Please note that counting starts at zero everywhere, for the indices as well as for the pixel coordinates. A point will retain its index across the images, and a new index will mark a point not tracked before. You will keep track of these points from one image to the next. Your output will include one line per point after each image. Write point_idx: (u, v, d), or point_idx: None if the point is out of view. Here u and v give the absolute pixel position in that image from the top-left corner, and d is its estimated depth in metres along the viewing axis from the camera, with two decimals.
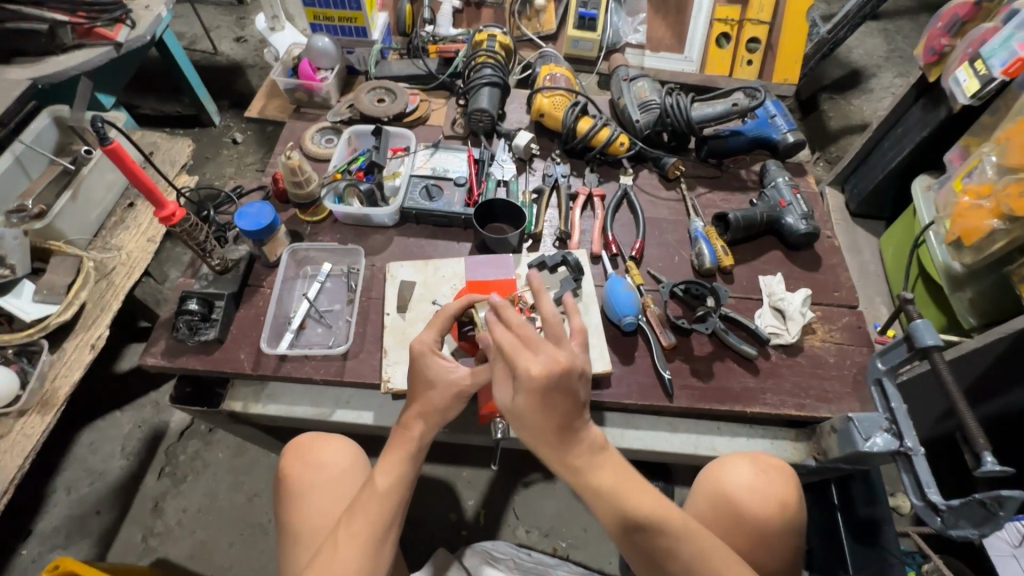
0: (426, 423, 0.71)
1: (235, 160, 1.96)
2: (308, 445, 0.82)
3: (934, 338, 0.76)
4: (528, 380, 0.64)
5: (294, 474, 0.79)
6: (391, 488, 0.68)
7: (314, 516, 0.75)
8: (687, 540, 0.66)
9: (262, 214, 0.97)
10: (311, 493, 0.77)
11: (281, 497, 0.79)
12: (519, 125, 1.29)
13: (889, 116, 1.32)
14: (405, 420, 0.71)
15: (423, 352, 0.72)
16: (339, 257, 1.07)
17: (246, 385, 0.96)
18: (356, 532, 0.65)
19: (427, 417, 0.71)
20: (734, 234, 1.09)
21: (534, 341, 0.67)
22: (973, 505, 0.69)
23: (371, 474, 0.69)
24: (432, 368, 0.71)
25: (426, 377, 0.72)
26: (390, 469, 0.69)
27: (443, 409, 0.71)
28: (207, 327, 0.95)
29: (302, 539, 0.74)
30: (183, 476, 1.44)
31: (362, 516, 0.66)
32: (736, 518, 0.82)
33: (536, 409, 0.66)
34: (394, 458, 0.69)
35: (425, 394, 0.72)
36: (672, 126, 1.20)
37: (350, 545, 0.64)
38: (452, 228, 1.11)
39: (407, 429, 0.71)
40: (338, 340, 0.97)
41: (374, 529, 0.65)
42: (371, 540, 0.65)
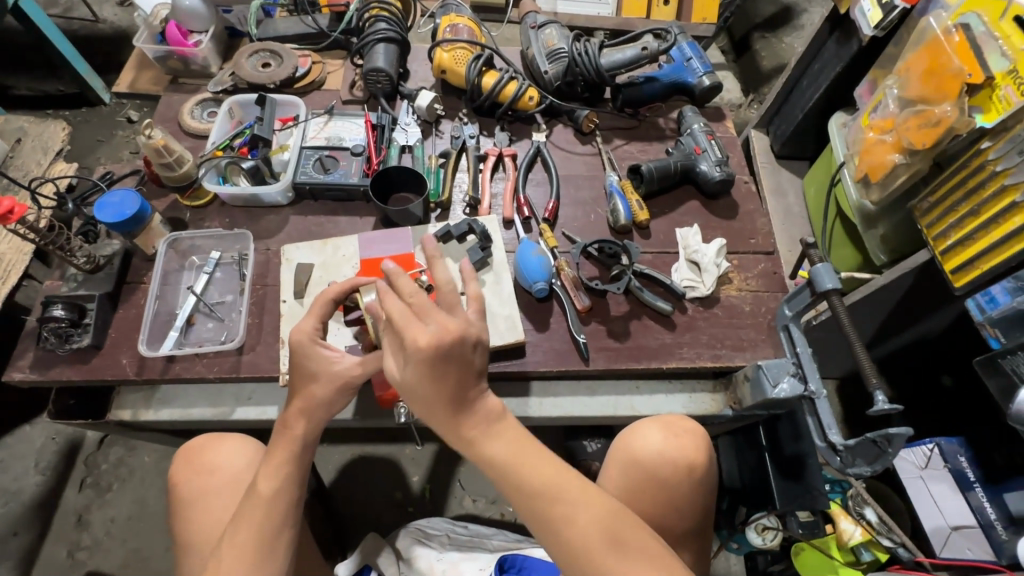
0: (310, 421, 0.65)
1: (132, 141, 1.79)
2: (197, 447, 0.74)
3: (834, 281, 0.77)
4: (416, 351, 0.60)
5: (185, 480, 0.71)
6: (276, 493, 0.63)
7: (207, 524, 0.69)
8: (591, 509, 0.63)
9: (126, 202, 0.87)
10: (199, 501, 0.70)
11: (170, 506, 0.72)
12: (423, 84, 1.19)
13: (805, 53, 1.28)
14: (286, 419, 0.65)
15: (303, 343, 0.64)
16: (228, 243, 0.98)
17: (135, 391, 0.88)
18: (240, 542, 0.61)
19: (310, 414, 0.65)
20: (649, 186, 1.06)
21: (425, 307, 0.63)
22: (866, 444, 0.70)
23: (254, 480, 0.64)
24: (314, 360, 0.65)
25: (305, 371, 0.65)
26: (273, 474, 0.64)
27: (327, 403, 0.65)
28: (80, 333, 0.86)
29: (195, 552, 0.68)
30: (108, 485, 1.36)
31: (246, 527, 0.62)
32: (649, 481, 0.80)
33: (427, 382, 0.62)
34: (278, 461, 0.64)
35: (307, 389, 0.65)
36: (582, 76, 1.13)
37: (235, 558, 0.61)
38: (354, 202, 1.04)
39: (290, 428, 0.65)
40: (231, 334, 0.90)
41: (259, 538, 0.61)
42: (257, 550, 0.61)
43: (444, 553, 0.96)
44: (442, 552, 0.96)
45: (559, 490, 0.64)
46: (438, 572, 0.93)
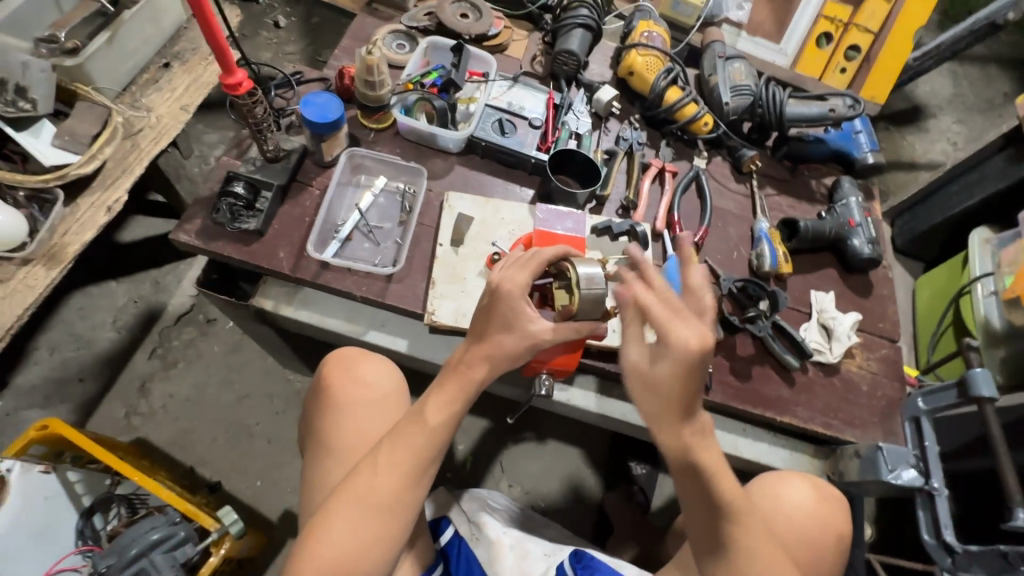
0: (491, 370, 0.66)
1: (273, 45, 1.82)
2: (350, 357, 0.77)
3: (990, 389, 0.78)
4: (680, 351, 0.60)
5: (338, 384, 0.74)
6: (440, 426, 0.64)
7: (352, 432, 0.71)
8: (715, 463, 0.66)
9: (329, 106, 0.90)
10: (349, 407, 0.73)
11: (316, 404, 0.75)
12: (600, 79, 1.21)
13: (965, 160, 1.28)
14: (466, 355, 0.66)
15: (513, 295, 0.65)
16: (397, 172, 1.00)
17: (279, 285, 0.91)
18: (399, 459, 0.62)
19: (492, 362, 0.66)
20: (799, 242, 1.07)
21: (678, 306, 0.62)
22: (993, 555, 0.73)
23: (419, 404, 0.65)
24: (515, 312, 0.65)
25: (506, 319, 0.65)
26: (441, 407, 0.64)
27: (512, 355, 0.66)
28: (249, 216, 0.89)
29: (336, 454, 0.70)
30: (175, 362, 1.39)
31: (405, 447, 0.63)
32: (803, 542, 0.82)
33: (676, 380, 0.62)
34: (448, 393, 0.65)
35: (495, 336, 0.66)
36: (761, 117, 1.16)
37: (390, 471, 0.62)
38: (517, 170, 1.05)
39: (468, 368, 0.66)
40: (384, 260, 0.92)
41: (415, 462, 0.63)
42: (411, 472, 0.62)
43: (509, 528, 0.96)
44: (506, 526, 0.97)
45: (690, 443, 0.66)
46: (505, 544, 0.93)
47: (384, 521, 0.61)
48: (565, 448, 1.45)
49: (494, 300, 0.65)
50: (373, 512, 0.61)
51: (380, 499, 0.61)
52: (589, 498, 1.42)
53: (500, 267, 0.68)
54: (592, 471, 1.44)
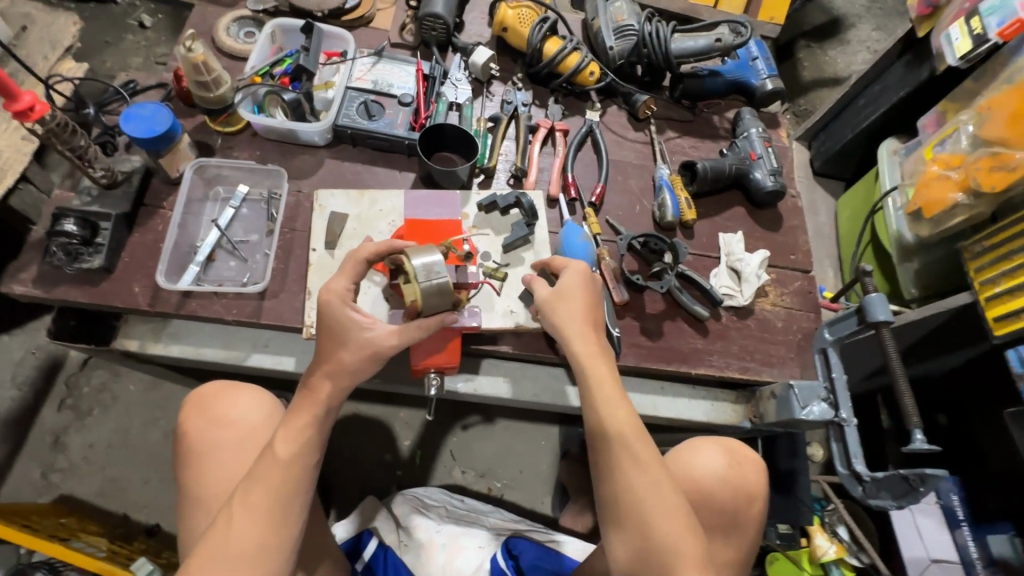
0: (339, 391, 0.68)
1: (142, 49, 1.66)
2: (213, 397, 0.77)
3: (886, 313, 0.76)
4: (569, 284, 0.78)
5: (197, 429, 0.74)
6: (293, 456, 0.64)
7: (219, 476, 0.71)
8: (618, 418, 0.71)
9: (156, 117, 0.81)
10: (211, 453, 0.73)
11: (181, 455, 0.75)
12: (478, 40, 1.12)
13: (867, 73, 1.24)
14: (312, 381, 0.68)
15: (335, 304, 0.68)
16: (259, 178, 0.92)
17: (144, 322, 0.83)
18: (254, 502, 0.61)
19: (335, 378, 0.67)
20: (701, 185, 1.02)
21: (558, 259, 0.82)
22: (897, 480, 0.75)
23: (272, 440, 0.65)
24: (340, 321, 0.68)
25: (332, 331, 0.68)
26: (293, 438, 0.65)
27: (353, 369, 0.67)
28: (91, 253, 0.80)
29: (203, 504, 0.70)
30: (89, 409, 1.31)
31: (261, 488, 0.62)
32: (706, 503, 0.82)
33: (579, 309, 0.76)
34: (298, 424, 0.66)
35: (335, 354, 0.68)
36: (648, 57, 1.09)
37: (248, 518, 0.61)
38: (395, 154, 0.97)
39: (315, 391, 0.67)
40: (254, 277, 0.85)
41: (273, 501, 0.62)
42: (270, 512, 0.61)
43: (442, 525, 0.95)
44: (440, 523, 0.96)
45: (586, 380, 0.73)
46: (437, 543, 0.92)
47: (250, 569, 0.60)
48: (514, 425, 1.44)
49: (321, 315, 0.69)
50: (233, 565, 0.59)
51: (239, 550, 0.60)
52: (544, 469, 1.41)
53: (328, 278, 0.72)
54: (544, 443, 1.43)
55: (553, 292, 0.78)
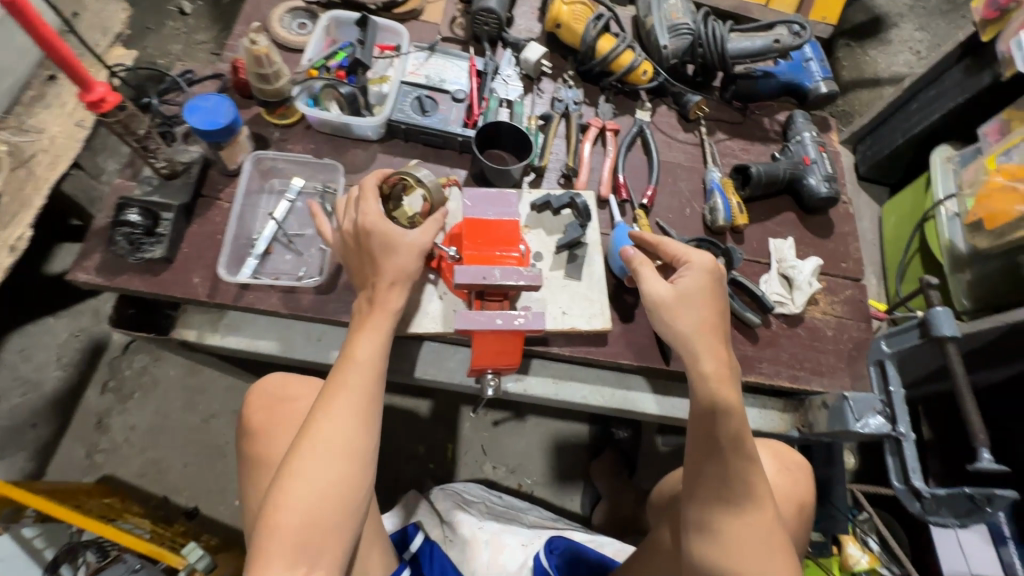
0: (400, 292, 0.72)
1: (183, 36, 1.66)
2: (277, 381, 0.82)
3: (951, 328, 0.76)
4: (699, 273, 0.74)
5: (262, 407, 0.80)
6: (370, 357, 0.69)
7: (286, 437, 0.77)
8: (733, 427, 0.68)
9: (219, 110, 0.81)
10: (272, 423, 0.78)
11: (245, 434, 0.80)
12: (528, 35, 1.11)
13: (923, 76, 1.21)
14: (379, 294, 0.72)
15: (373, 219, 0.72)
16: (313, 172, 0.92)
17: (201, 312, 0.85)
18: (337, 407, 0.65)
19: (399, 284, 0.72)
20: (753, 189, 1.01)
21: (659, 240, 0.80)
22: (959, 496, 0.75)
23: (347, 347, 0.69)
24: (385, 231, 0.72)
25: (384, 241, 0.72)
26: (371, 341, 0.70)
27: (412, 272, 0.73)
28: (152, 243, 0.81)
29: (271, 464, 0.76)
30: (131, 392, 1.34)
31: (345, 389, 0.66)
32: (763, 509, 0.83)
33: (702, 301, 0.73)
34: (372, 330, 0.70)
35: (388, 262, 0.72)
36: (703, 57, 1.06)
37: (336, 418, 0.65)
38: (446, 150, 0.97)
39: (383, 298, 0.71)
40: (310, 271, 0.86)
41: (360, 402, 0.66)
42: (357, 412, 0.66)
43: (484, 522, 0.96)
44: (482, 520, 0.96)
45: (710, 407, 0.69)
46: (480, 540, 0.93)
47: (344, 468, 0.64)
48: (547, 422, 1.44)
49: (364, 232, 0.73)
50: (330, 459, 0.63)
51: (334, 442, 0.64)
52: (574, 468, 1.41)
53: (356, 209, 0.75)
54: (574, 440, 1.43)
55: (676, 288, 0.74)
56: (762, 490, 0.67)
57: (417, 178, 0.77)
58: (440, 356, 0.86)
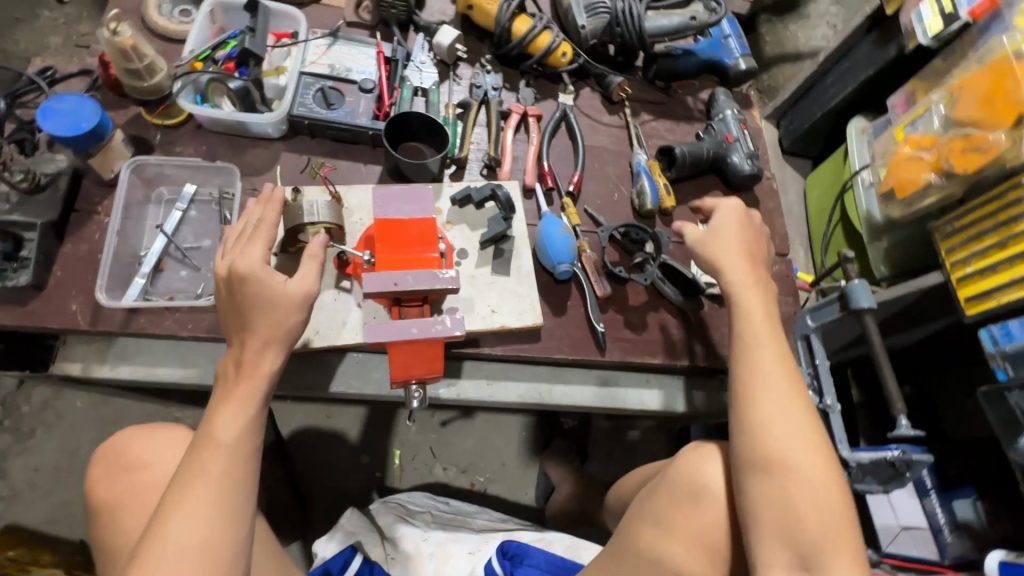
0: (271, 360, 0.65)
1: (60, 27, 1.48)
2: (119, 445, 0.75)
3: (868, 300, 0.78)
4: (732, 226, 0.81)
5: (110, 480, 0.73)
6: (235, 440, 0.61)
7: (140, 514, 0.70)
8: (765, 358, 0.70)
9: (81, 111, 0.71)
10: (126, 499, 0.71)
11: (99, 510, 0.73)
12: (441, 18, 1.04)
13: (835, 50, 1.24)
14: (247, 360, 0.64)
15: (245, 274, 0.65)
16: (208, 176, 0.83)
17: (86, 342, 0.76)
18: (192, 498, 0.58)
19: (276, 347, 0.65)
20: (679, 171, 1.00)
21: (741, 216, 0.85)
22: (881, 463, 0.76)
23: (206, 428, 0.61)
24: (263, 283, 0.65)
25: (264, 302, 0.65)
26: (231, 420, 0.62)
27: (291, 328, 0.66)
28: (16, 269, 0.71)
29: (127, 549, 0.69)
30: (31, 430, 1.20)
31: (201, 478, 0.59)
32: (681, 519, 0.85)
33: (736, 244, 0.80)
34: (237, 406, 0.62)
35: (259, 318, 0.64)
36: (621, 37, 1.03)
37: (189, 513, 0.58)
38: (358, 145, 0.90)
39: (252, 362, 0.64)
40: (209, 287, 0.78)
41: (218, 490, 0.59)
42: (218, 502, 0.59)
43: (428, 533, 0.92)
44: (427, 531, 0.93)
45: (738, 381, 0.70)
46: (425, 553, 0.89)
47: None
48: (495, 417, 1.41)
49: (234, 285, 0.65)
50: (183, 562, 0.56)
51: (187, 544, 0.57)
52: (526, 462, 1.39)
53: (233, 251, 0.67)
54: (525, 433, 1.41)
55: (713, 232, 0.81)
56: (774, 420, 0.66)
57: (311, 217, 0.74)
58: (364, 367, 0.80)
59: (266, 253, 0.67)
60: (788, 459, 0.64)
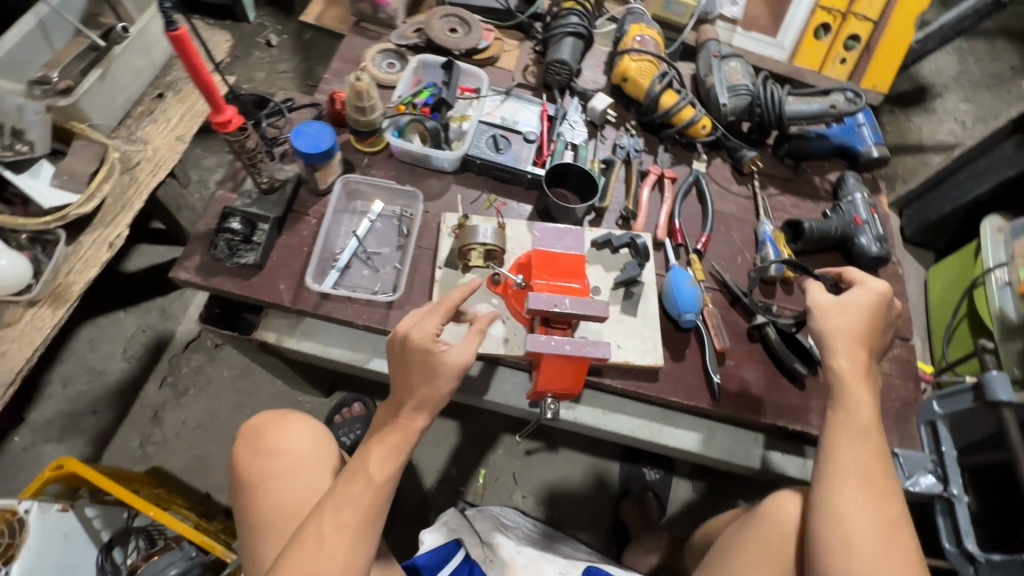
0: (426, 416, 0.71)
1: (266, 65, 1.81)
2: (261, 431, 0.83)
3: (1008, 394, 0.78)
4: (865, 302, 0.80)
5: (251, 461, 0.81)
6: (385, 478, 0.68)
7: (276, 498, 0.78)
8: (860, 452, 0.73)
9: (321, 136, 0.90)
10: (265, 482, 0.79)
11: (239, 487, 0.81)
12: (594, 86, 1.19)
13: (973, 148, 1.25)
14: (406, 411, 0.70)
15: (419, 348, 0.69)
16: (393, 197, 1.00)
17: (281, 317, 0.92)
18: (344, 524, 0.65)
19: (430, 409, 0.70)
20: (806, 244, 1.05)
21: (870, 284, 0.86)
22: (1013, 563, 0.76)
23: (361, 462, 0.69)
24: (432, 357, 0.69)
25: (428, 370, 0.69)
26: (385, 460, 0.68)
27: (446, 395, 0.70)
28: (247, 250, 0.89)
29: (264, 530, 0.77)
30: (186, 389, 1.40)
31: (351, 507, 0.66)
32: None
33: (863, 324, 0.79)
34: (386, 448, 0.69)
35: (425, 382, 0.69)
36: (760, 116, 1.13)
37: (337, 537, 0.65)
38: (514, 185, 1.04)
39: (404, 417, 0.70)
40: (384, 287, 0.92)
41: (362, 519, 0.66)
42: (359, 531, 0.66)
43: (523, 547, 0.97)
44: (520, 545, 0.97)
45: (831, 466, 0.73)
46: (518, 564, 0.94)
47: None
48: (578, 456, 1.45)
49: (406, 353, 0.70)
50: None
51: (329, 563, 0.64)
52: (603, 506, 1.41)
53: (413, 318, 0.72)
54: (605, 478, 1.43)
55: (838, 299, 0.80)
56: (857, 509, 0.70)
57: (480, 240, 0.87)
58: (497, 377, 0.90)
59: (439, 325, 0.71)
60: (856, 552, 0.69)
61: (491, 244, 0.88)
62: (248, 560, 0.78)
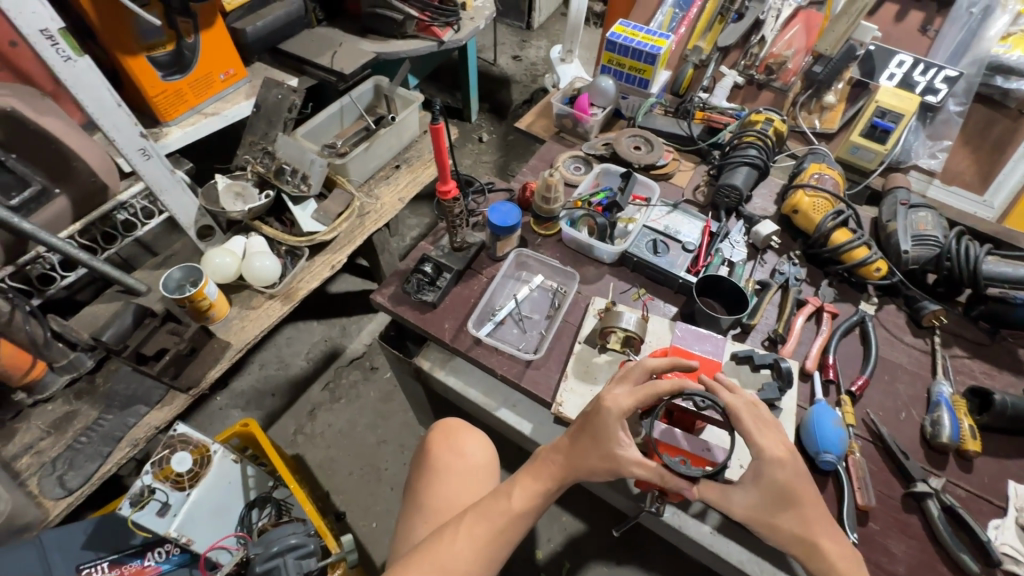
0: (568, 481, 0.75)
1: (473, 154, 2.21)
2: (452, 430, 0.96)
3: None
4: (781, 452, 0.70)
5: (440, 451, 0.93)
6: (523, 511, 0.73)
7: (443, 488, 0.88)
8: None
9: (510, 214, 1.08)
10: (440, 472, 0.90)
11: (421, 466, 0.93)
12: (763, 213, 1.25)
13: None
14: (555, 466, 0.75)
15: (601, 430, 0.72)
16: (553, 274, 1.15)
17: (438, 351, 1.09)
18: (476, 534, 0.72)
19: (574, 468, 0.74)
20: (993, 418, 0.91)
21: (766, 420, 0.73)
22: None
23: (510, 489, 0.75)
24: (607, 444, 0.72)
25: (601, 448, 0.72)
26: (527, 495, 0.74)
27: (592, 467, 0.73)
28: (429, 290, 1.08)
29: (421, 510, 0.87)
30: (339, 397, 1.65)
31: (486, 521, 0.73)
32: None
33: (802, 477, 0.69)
34: (533, 485, 0.75)
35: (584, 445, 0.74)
36: (949, 270, 1.05)
37: (468, 545, 0.71)
38: (664, 286, 1.11)
39: (554, 466, 0.76)
40: (527, 347, 1.04)
41: (491, 539, 0.72)
42: (486, 546, 0.71)
43: None
44: None
45: None
46: None
47: None
48: None
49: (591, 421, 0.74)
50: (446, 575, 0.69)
51: (454, 565, 0.69)
52: None
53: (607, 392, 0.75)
54: None
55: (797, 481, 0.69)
56: None
57: (621, 325, 0.95)
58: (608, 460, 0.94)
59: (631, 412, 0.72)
60: None
61: (631, 331, 0.95)
62: (400, 532, 0.88)
